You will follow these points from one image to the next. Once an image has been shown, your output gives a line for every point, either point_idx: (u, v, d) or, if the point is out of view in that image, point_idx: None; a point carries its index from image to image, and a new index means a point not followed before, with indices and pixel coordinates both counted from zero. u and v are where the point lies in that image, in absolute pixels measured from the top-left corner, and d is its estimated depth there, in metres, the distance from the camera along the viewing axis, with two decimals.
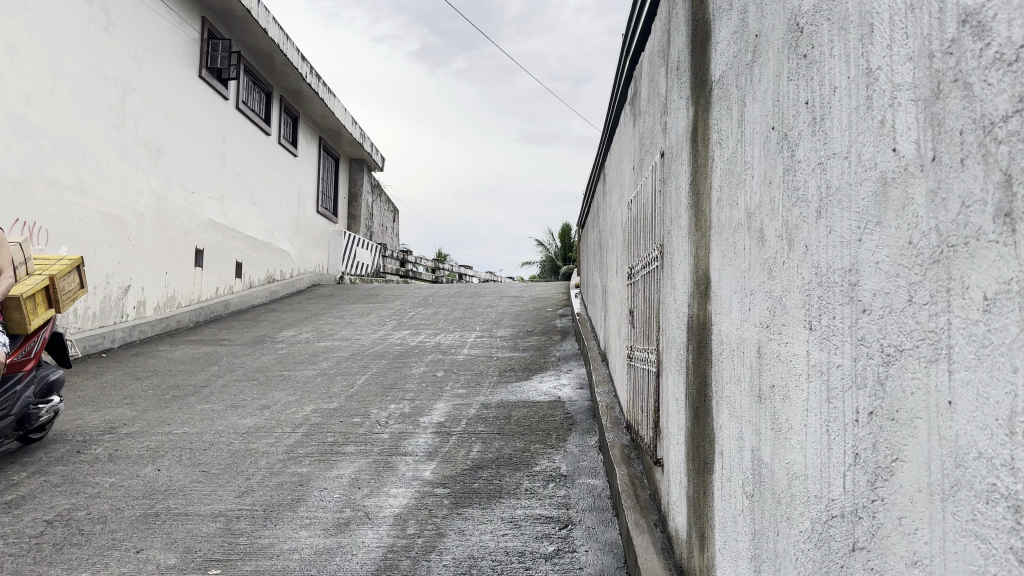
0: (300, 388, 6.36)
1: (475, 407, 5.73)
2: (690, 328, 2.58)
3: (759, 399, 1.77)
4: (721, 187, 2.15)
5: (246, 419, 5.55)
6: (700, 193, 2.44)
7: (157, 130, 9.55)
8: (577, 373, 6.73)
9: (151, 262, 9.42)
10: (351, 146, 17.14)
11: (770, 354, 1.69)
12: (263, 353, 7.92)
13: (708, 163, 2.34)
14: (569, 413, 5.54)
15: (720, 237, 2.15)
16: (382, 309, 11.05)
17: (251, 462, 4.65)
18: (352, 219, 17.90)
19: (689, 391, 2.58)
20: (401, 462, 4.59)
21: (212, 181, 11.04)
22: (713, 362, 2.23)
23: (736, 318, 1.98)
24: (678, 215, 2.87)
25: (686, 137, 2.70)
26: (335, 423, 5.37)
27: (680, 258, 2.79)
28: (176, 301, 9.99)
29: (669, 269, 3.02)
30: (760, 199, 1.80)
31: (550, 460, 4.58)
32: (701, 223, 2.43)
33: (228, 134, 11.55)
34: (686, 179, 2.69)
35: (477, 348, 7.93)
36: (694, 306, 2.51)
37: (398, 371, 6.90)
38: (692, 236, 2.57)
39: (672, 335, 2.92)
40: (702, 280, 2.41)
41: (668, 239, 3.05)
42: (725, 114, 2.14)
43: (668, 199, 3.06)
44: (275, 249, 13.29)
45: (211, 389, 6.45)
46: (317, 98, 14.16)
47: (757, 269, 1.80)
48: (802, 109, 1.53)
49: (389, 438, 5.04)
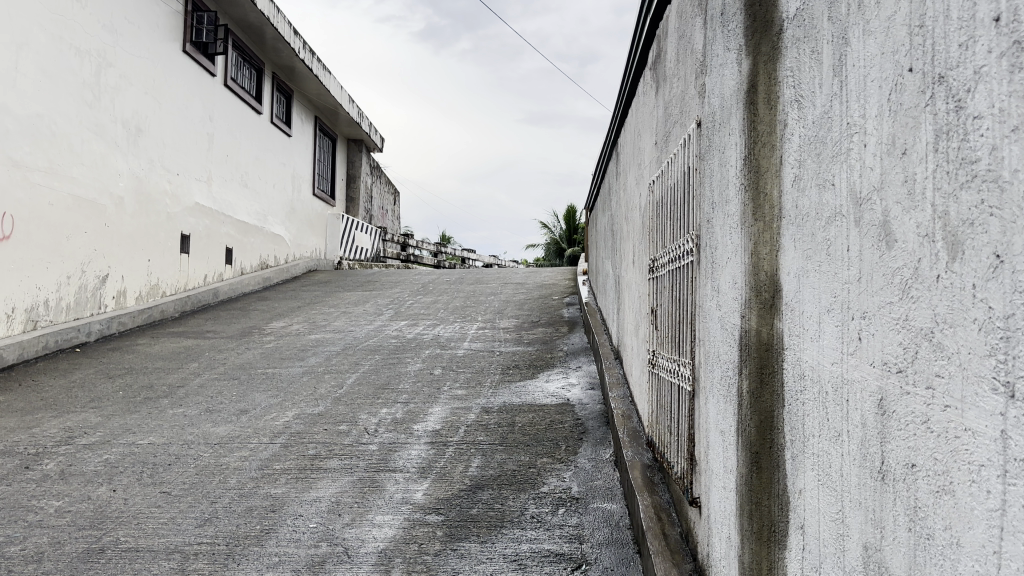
0: (283, 389, 5.79)
1: (475, 411, 5.17)
2: (744, 347, 2.00)
3: (883, 477, 1.19)
4: (803, 164, 1.56)
5: (222, 426, 4.99)
6: (762, 172, 1.86)
7: (137, 107, 8.93)
8: (587, 370, 6.16)
9: (132, 248, 8.85)
10: (349, 125, 16.53)
11: (905, 417, 1.13)
12: (248, 348, 7.36)
13: (776, 132, 1.75)
14: (580, 418, 4.98)
15: (802, 234, 1.56)
16: (378, 297, 10.48)
17: (219, 481, 4.10)
18: (351, 201, 17.31)
19: (743, 428, 2.00)
20: (389, 480, 4.03)
21: (199, 161, 10.45)
22: (787, 402, 1.65)
23: (833, 349, 1.40)
24: (722, 202, 2.28)
25: (737, 102, 2.11)
26: (319, 431, 4.81)
27: (726, 256, 2.21)
28: (160, 290, 9.43)
29: (709, 269, 2.44)
30: (883, 179, 1.21)
31: (559, 479, 4.01)
32: (762, 209, 1.85)
33: (216, 113, 10.94)
34: (737, 154, 2.11)
35: (478, 341, 7.37)
36: (751, 319, 1.94)
37: (392, 369, 6.33)
38: (748, 227, 1.98)
39: (714, 352, 2.35)
40: (765, 288, 1.83)
41: (707, 232, 2.47)
42: (807, 62, 1.55)
43: (707, 183, 2.48)
44: (268, 234, 12.70)
45: (187, 390, 5.89)
46: (312, 75, 13.50)
47: (878, 284, 1.22)
48: (982, 31, 0.94)
49: (378, 450, 4.47)
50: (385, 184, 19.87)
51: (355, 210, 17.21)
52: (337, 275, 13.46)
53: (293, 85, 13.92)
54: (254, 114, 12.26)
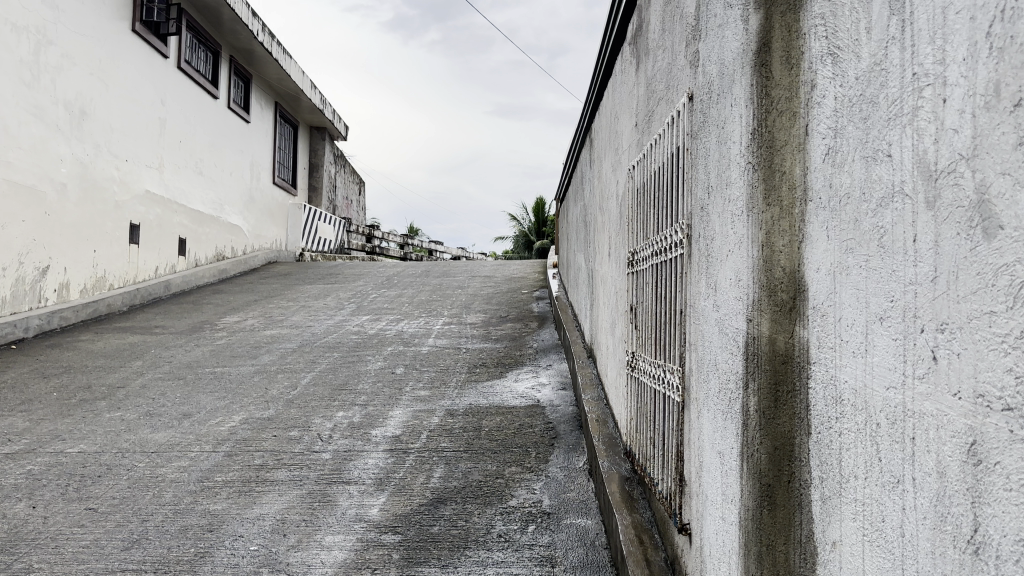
0: (232, 390, 5.38)
1: (439, 414, 4.82)
2: (752, 356, 1.68)
3: (977, 550, 0.87)
4: (844, 135, 1.24)
5: (161, 432, 4.58)
6: (780, 149, 1.53)
7: (81, 88, 8.37)
8: (558, 368, 5.85)
9: (76, 239, 8.31)
10: (311, 112, 16.02)
11: (1017, 473, 0.81)
12: (198, 344, 6.92)
13: (802, 101, 1.43)
14: (551, 422, 4.65)
15: (841, 224, 1.24)
16: (340, 291, 10.05)
17: (152, 496, 3.70)
18: (314, 191, 16.81)
19: (750, 455, 1.68)
20: (341, 495, 3.66)
21: (150, 147, 9.91)
22: (817, 434, 1.32)
23: (893, 371, 1.07)
24: (721, 185, 1.95)
25: (744, 66, 1.78)
26: (268, 438, 4.42)
27: (726, 249, 1.89)
28: (106, 282, 8.91)
29: (703, 264, 2.12)
30: (979, 143, 0.89)
31: (529, 491, 3.68)
32: (780, 193, 1.52)
33: (168, 98, 10.40)
34: (742, 129, 1.79)
35: (443, 338, 7.00)
36: (761, 324, 1.62)
37: (351, 367, 5.95)
38: (757, 213, 1.66)
39: (710, 358, 2.02)
40: (784, 290, 1.50)
41: (701, 222, 2.15)
42: (851, 7, 1.22)
43: (702, 163, 2.15)
44: (224, 224, 12.19)
45: (128, 392, 5.45)
46: (271, 59, 12.98)
47: (973, 286, 0.89)
48: None
49: (331, 459, 4.11)
50: (350, 173, 19.38)
51: (318, 200, 16.71)
52: (298, 267, 12.97)
53: (252, 69, 13.38)
54: (209, 98, 11.73)
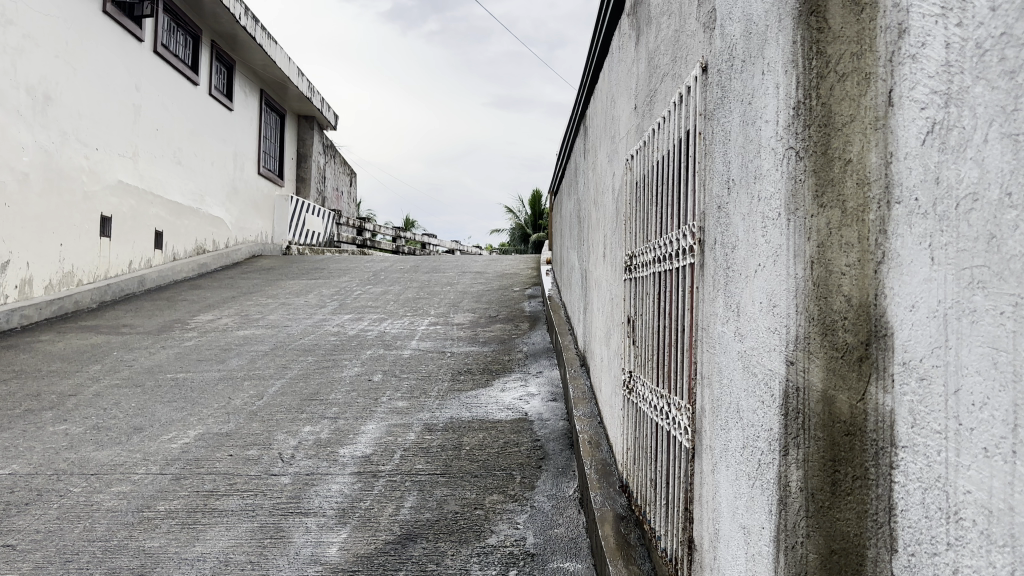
0: (192, 400, 4.93)
1: (415, 429, 4.37)
2: (794, 415, 1.22)
3: None
4: (971, 106, 0.79)
5: (106, 449, 4.12)
6: (848, 132, 1.07)
7: (45, 72, 7.85)
8: (549, 376, 5.39)
9: (40, 232, 7.81)
10: (299, 101, 15.51)
11: None
12: (165, 347, 6.46)
13: (882, 59, 0.98)
14: (539, 439, 4.21)
15: (960, 248, 0.80)
16: (324, 287, 9.60)
17: (81, 530, 3.24)
18: (302, 181, 16.32)
19: (792, 551, 1.22)
20: (296, 530, 3.22)
21: (122, 135, 9.42)
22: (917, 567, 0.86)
23: None
24: (746, 180, 1.50)
25: (782, 18, 1.32)
26: (223, 458, 3.97)
27: (754, 264, 1.43)
28: (75, 278, 8.45)
29: (721, 279, 1.66)
30: None
31: (511, 526, 3.22)
32: (848, 193, 1.06)
33: (142, 83, 9.90)
34: (778, 109, 1.33)
35: (427, 340, 6.55)
36: (811, 373, 1.16)
37: (325, 374, 5.49)
38: (803, 218, 1.21)
39: (730, 403, 1.57)
40: (852, 336, 1.04)
41: (717, 227, 1.70)
42: None
43: (720, 151, 1.69)
44: (204, 215, 11.71)
45: (79, 400, 5.00)
46: (255, 44, 12.45)
47: None
48: None
49: (291, 484, 3.66)
50: (340, 164, 18.89)
51: (306, 192, 16.23)
52: (283, 261, 12.51)
53: (236, 55, 12.86)
54: (188, 84, 11.22)
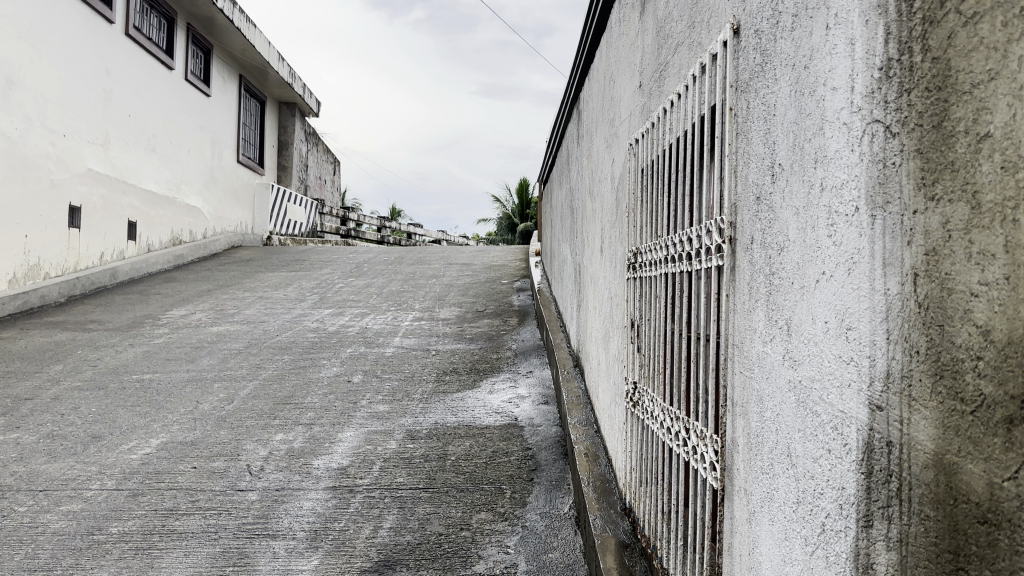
0: (157, 405, 4.59)
1: (397, 436, 4.05)
2: (886, 479, 0.93)
3: None
4: None
5: (59, 461, 3.78)
6: (990, 107, 0.78)
7: (7, 54, 7.39)
8: (540, 376, 5.09)
9: (3, 222, 7.40)
10: (280, 87, 15.09)
11: None
12: (133, 344, 6.10)
13: None
14: (530, 447, 3.91)
15: None
16: (304, 279, 9.25)
17: (22, 558, 2.90)
18: (283, 170, 15.92)
19: None
20: (263, 555, 2.90)
21: (92, 121, 9.00)
22: None
23: None
24: (801, 166, 1.19)
25: None
26: (187, 471, 3.64)
27: (813, 273, 1.13)
28: (41, 270, 8.05)
29: (761, 288, 1.35)
30: None
31: (501, 551, 2.91)
32: (989, 198, 0.77)
33: (113, 67, 9.46)
34: (857, 78, 1.01)
35: (411, 337, 6.22)
36: (916, 429, 0.87)
37: (302, 375, 5.16)
38: (901, 217, 0.90)
39: (776, 442, 1.26)
40: (1002, 385, 0.75)
41: (755, 221, 1.39)
42: None
43: (759, 130, 1.39)
44: (179, 205, 11.32)
45: (36, 404, 4.65)
46: (233, 28, 12.00)
47: None
48: None
49: (259, 502, 3.34)
50: (323, 152, 18.46)
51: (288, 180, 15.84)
52: (263, 252, 12.13)
53: (212, 38, 12.40)
54: (163, 69, 10.80)
